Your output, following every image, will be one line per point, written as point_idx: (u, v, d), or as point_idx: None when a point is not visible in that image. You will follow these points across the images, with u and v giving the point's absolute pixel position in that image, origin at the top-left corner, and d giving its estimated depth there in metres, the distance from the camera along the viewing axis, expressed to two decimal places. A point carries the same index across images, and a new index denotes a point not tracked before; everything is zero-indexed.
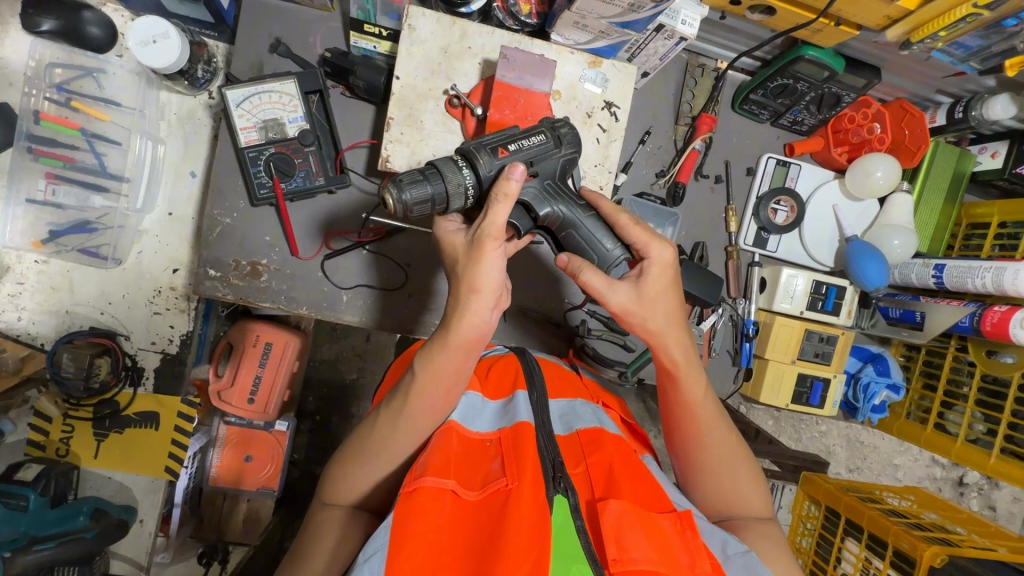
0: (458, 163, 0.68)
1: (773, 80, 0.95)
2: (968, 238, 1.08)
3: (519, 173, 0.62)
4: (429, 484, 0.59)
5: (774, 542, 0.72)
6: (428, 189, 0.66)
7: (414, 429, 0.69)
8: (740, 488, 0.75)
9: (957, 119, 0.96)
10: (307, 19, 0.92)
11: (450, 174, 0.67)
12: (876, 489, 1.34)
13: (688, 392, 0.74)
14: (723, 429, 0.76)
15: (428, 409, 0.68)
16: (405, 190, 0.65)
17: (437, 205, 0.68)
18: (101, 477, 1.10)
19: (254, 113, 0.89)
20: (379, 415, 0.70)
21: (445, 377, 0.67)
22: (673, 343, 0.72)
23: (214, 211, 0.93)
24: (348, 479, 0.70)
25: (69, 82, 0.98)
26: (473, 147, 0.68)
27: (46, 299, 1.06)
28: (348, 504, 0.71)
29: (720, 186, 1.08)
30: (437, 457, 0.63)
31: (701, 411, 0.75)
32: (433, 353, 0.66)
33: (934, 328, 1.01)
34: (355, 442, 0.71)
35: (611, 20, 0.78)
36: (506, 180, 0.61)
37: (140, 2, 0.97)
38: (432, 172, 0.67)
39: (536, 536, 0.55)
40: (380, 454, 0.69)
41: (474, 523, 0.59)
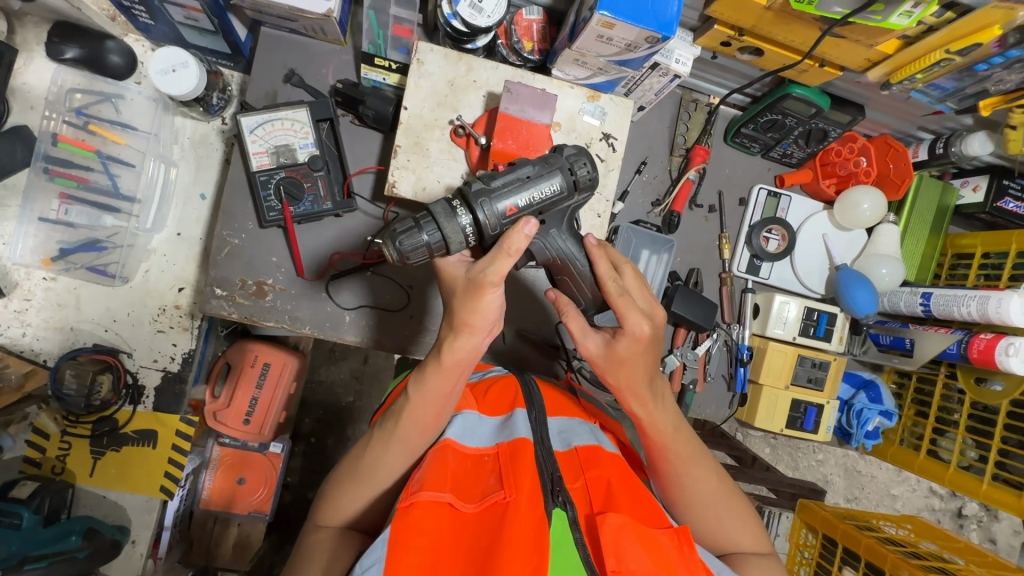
0: (455, 209, 0.70)
1: (763, 115, 1.00)
2: (954, 268, 1.12)
3: (532, 227, 0.65)
4: (426, 498, 0.61)
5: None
6: (424, 238, 0.69)
7: (409, 447, 0.70)
8: (728, 524, 0.75)
9: (938, 155, 1.01)
10: (320, 52, 0.97)
11: (448, 223, 0.69)
12: (873, 518, 1.34)
13: (661, 439, 0.75)
14: (704, 467, 0.76)
15: (421, 428, 0.69)
16: (402, 244, 0.69)
17: (436, 250, 0.70)
18: (95, 496, 1.09)
19: (267, 138, 0.93)
20: (373, 434, 0.71)
21: (438, 399, 0.69)
22: (636, 400, 0.74)
23: (224, 232, 0.96)
24: (342, 499, 0.71)
25: (88, 107, 1.03)
26: (472, 192, 0.70)
27: (52, 316, 1.07)
28: (340, 524, 0.71)
29: (714, 215, 1.12)
30: (434, 472, 0.64)
31: (677, 456, 0.75)
32: (426, 374, 0.68)
33: (923, 356, 1.04)
34: (349, 462, 0.72)
35: (609, 58, 0.83)
36: (518, 236, 0.64)
37: (162, 34, 1.02)
38: (427, 220, 0.70)
39: (536, 547, 0.56)
40: (375, 473, 0.70)
41: (472, 534, 0.60)
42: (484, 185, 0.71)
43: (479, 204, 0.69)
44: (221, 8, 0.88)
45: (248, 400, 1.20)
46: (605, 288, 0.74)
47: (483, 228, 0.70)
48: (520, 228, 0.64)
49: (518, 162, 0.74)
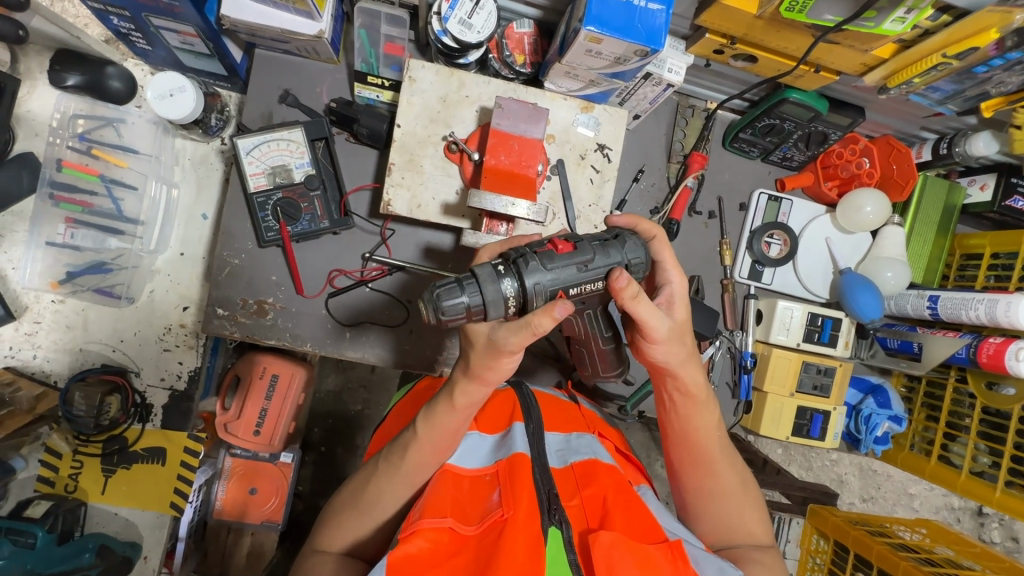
0: (501, 274, 0.64)
1: (761, 120, 0.99)
2: (963, 268, 1.09)
3: (564, 312, 0.61)
4: (426, 525, 0.61)
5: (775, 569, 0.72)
6: (465, 300, 0.63)
7: (413, 476, 0.70)
8: (749, 522, 0.75)
9: (941, 155, 0.99)
10: (315, 71, 0.98)
11: (492, 287, 0.64)
12: (887, 522, 1.32)
13: (698, 428, 0.74)
14: (732, 462, 0.76)
15: (425, 461, 0.69)
16: (443, 304, 0.63)
17: (474, 314, 0.64)
18: (107, 513, 1.11)
19: (264, 159, 0.94)
20: (379, 465, 0.71)
21: (445, 434, 0.68)
22: (681, 391, 0.73)
23: (224, 252, 0.97)
24: (341, 525, 0.71)
25: (91, 131, 1.04)
26: (521, 259, 0.65)
27: (62, 338, 1.10)
28: (339, 550, 0.71)
29: (714, 221, 1.10)
30: (432, 497, 0.65)
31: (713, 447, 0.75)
32: (436, 409, 0.68)
33: (932, 360, 1.02)
34: (354, 488, 0.73)
35: (600, 71, 0.83)
36: (549, 318, 0.60)
37: (160, 58, 1.03)
38: (472, 281, 0.64)
39: (530, 564, 0.56)
40: (377, 501, 0.70)
41: (469, 555, 0.59)
42: (539, 263, 0.65)
43: (527, 274, 0.64)
44: (215, 32, 0.89)
45: (258, 412, 1.21)
46: (617, 293, 0.64)
47: (527, 297, 0.65)
48: (552, 312, 0.60)
49: (577, 240, 0.68)
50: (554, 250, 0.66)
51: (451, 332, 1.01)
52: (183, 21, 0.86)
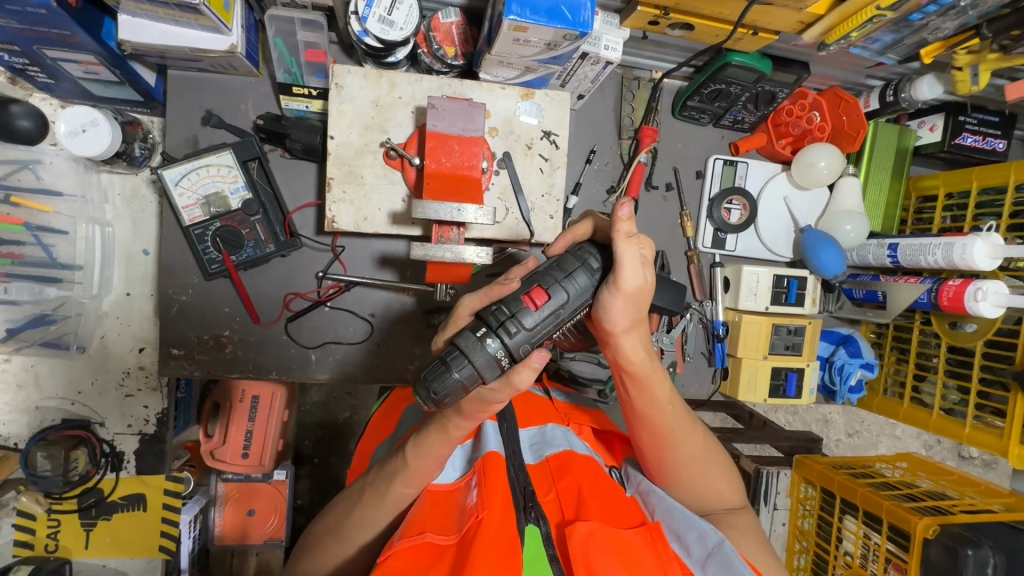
0: (483, 341, 0.60)
1: (707, 86, 0.97)
2: (920, 211, 1.10)
3: (542, 359, 0.59)
4: (414, 548, 0.59)
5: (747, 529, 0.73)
6: (455, 380, 0.58)
7: (399, 505, 0.67)
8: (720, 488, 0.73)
9: (889, 102, 0.98)
10: (236, 86, 0.92)
11: (477, 354, 0.59)
12: (871, 461, 1.36)
13: (661, 408, 0.68)
14: (701, 436, 0.72)
15: (412, 488, 0.66)
16: (438, 392, 0.58)
17: (470, 388, 0.60)
18: (95, 567, 1.10)
19: (195, 189, 0.89)
20: (364, 493, 0.68)
21: (436, 463, 0.65)
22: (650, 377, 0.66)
23: (170, 290, 0.92)
24: (324, 551, 0.70)
25: (5, 177, 0.94)
26: (498, 319, 0.60)
27: (14, 398, 1.04)
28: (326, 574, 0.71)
29: (672, 193, 1.09)
30: (416, 521, 0.63)
31: (676, 431, 0.69)
32: (425, 441, 0.63)
33: (896, 306, 1.03)
34: (335, 515, 0.70)
35: (534, 58, 0.79)
36: (528, 370, 0.58)
37: (67, 90, 0.96)
38: (455, 355, 0.59)
39: (505, 562, 0.54)
40: (361, 528, 0.68)
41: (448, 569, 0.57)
42: (519, 324, 0.60)
43: (509, 335, 0.60)
44: (119, 58, 0.82)
45: (244, 434, 1.19)
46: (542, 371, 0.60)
47: (520, 354, 0.60)
48: (531, 364, 0.58)
49: (549, 283, 0.62)
50: (530, 305, 0.61)
51: (419, 340, 0.99)
52: (81, 50, 0.79)
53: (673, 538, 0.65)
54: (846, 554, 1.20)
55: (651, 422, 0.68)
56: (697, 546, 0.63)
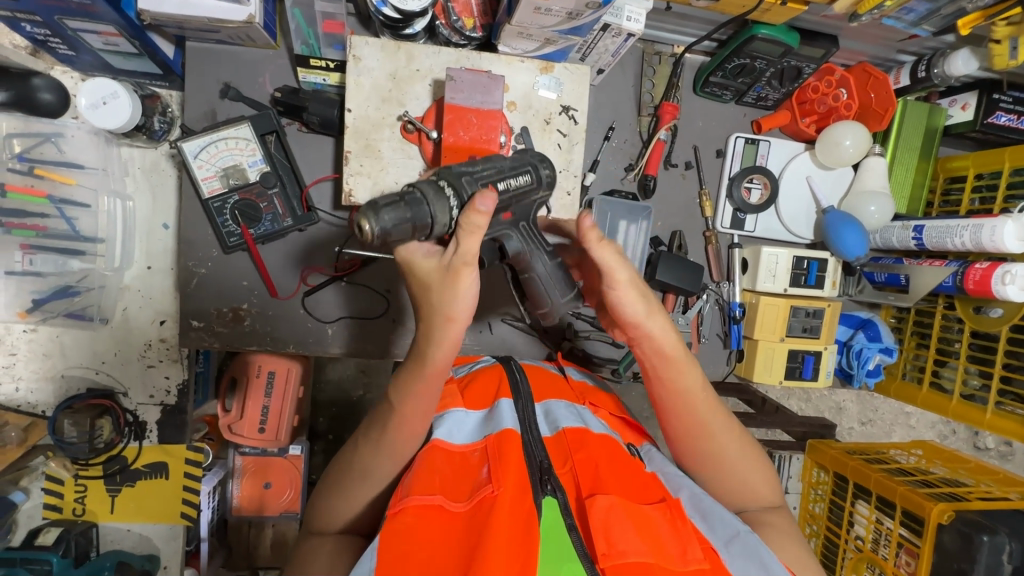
0: (442, 188, 0.60)
1: (730, 61, 0.94)
2: (947, 192, 1.07)
3: (490, 202, 0.56)
4: (416, 502, 0.59)
5: (783, 530, 0.70)
6: (407, 211, 0.57)
7: (399, 448, 0.67)
8: (752, 484, 0.71)
9: (920, 78, 0.96)
10: (254, 59, 0.92)
11: (440, 210, 0.60)
12: (884, 448, 1.35)
13: (682, 395, 0.69)
14: (737, 434, 0.71)
15: (410, 432, 0.66)
16: (382, 214, 0.56)
17: (421, 232, 0.59)
18: (120, 531, 1.14)
19: (214, 161, 0.89)
20: (365, 440, 0.68)
21: (427, 399, 0.65)
22: (668, 367, 0.67)
23: (189, 263, 0.94)
24: (330, 507, 0.69)
25: (30, 150, 0.96)
26: (452, 174, 0.62)
27: (41, 367, 1.07)
28: (337, 529, 0.70)
29: (691, 172, 1.07)
30: (419, 477, 0.63)
31: (707, 422, 0.69)
32: (411, 375, 0.63)
33: (920, 290, 1.01)
34: (338, 467, 0.70)
35: (554, 29, 0.78)
36: (475, 214, 0.55)
37: (86, 63, 0.96)
38: (415, 197, 0.59)
39: (521, 539, 0.55)
40: (365, 477, 0.68)
41: (462, 533, 0.58)
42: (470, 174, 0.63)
43: (461, 179, 0.62)
44: (139, 29, 0.82)
45: (259, 410, 1.21)
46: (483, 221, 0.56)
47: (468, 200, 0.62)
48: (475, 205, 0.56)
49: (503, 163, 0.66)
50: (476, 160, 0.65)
51: None
52: (101, 21, 0.79)
53: (696, 516, 0.62)
54: (857, 538, 1.20)
55: (668, 412, 0.70)
56: (721, 526, 0.61)
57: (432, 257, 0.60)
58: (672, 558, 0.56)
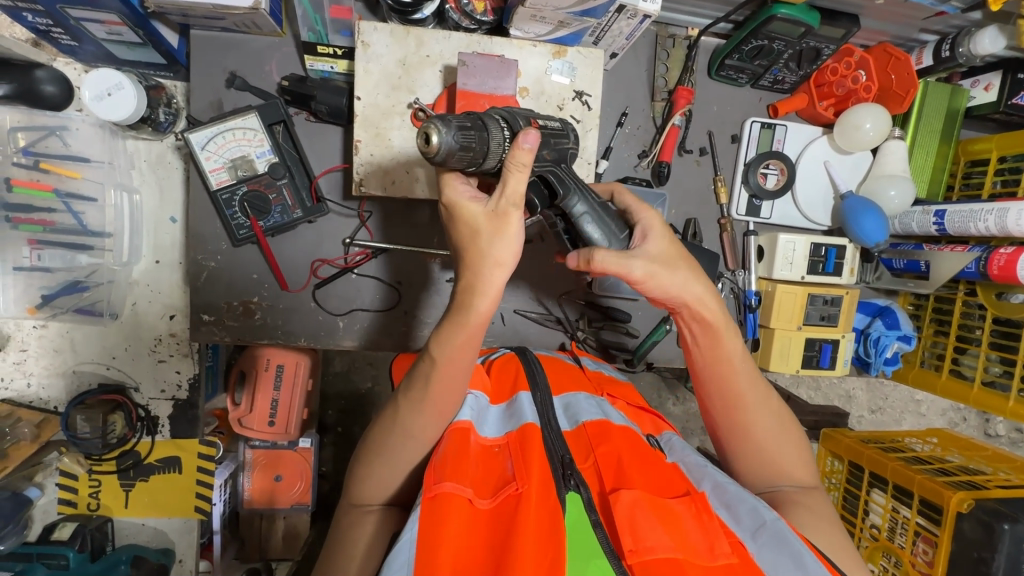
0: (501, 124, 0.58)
1: (748, 43, 0.92)
2: (968, 176, 1.04)
3: (535, 139, 0.53)
4: (447, 489, 0.57)
5: (818, 508, 0.69)
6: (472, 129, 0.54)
7: (441, 406, 0.64)
8: (790, 461, 0.72)
9: (943, 58, 0.93)
10: (259, 47, 0.90)
11: (495, 141, 0.56)
12: (899, 436, 1.34)
13: (724, 362, 0.72)
14: (778, 408, 0.73)
15: (451, 392, 0.63)
16: (450, 125, 0.52)
17: (476, 157, 0.55)
18: (135, 525, 1.15)
19: (221, 153, 0.88)
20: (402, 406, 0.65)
21: (462, 359, 0.62)
22: (707, 334, 0.71)
23: (198, 256, 0.92)
24: (376, 478, 0.66)
25: (34, 144, 0.94)
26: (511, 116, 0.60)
27: (51, 363, 1.07)
28: (384, 502, 0.67)
29: (706, 158, 1.05)
30: (445, 461, 0.60)
31: (749, 390, 0.72)
32: (449, 331, 0.60)
33: (940, 277, 0.99)
34: (376, 434, 0.67)
35: (568, 10, 0.76)
36: (522, 150, 0.53)
37: (89, 53, 0.94)
38: (480, 122, 0.56)
39: (548, 536, 0.53)
40: (403, 448, 0.65)
41: (487, 533, 0.56)
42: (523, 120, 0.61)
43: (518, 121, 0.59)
44: (143, 17, 0.80)
45: (269, 403, 1.20)
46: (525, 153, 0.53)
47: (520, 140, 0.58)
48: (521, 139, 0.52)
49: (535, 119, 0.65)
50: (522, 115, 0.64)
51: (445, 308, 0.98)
52: (105, 9, 0.77)
53: (721, 506, 0.61)
54: (873, 527, 1.19)
55: (709, 382, 0.73)
56: (748, 516, 0.59)
57: (478, 203, 0.57)
58: (699, 552, 0.55)
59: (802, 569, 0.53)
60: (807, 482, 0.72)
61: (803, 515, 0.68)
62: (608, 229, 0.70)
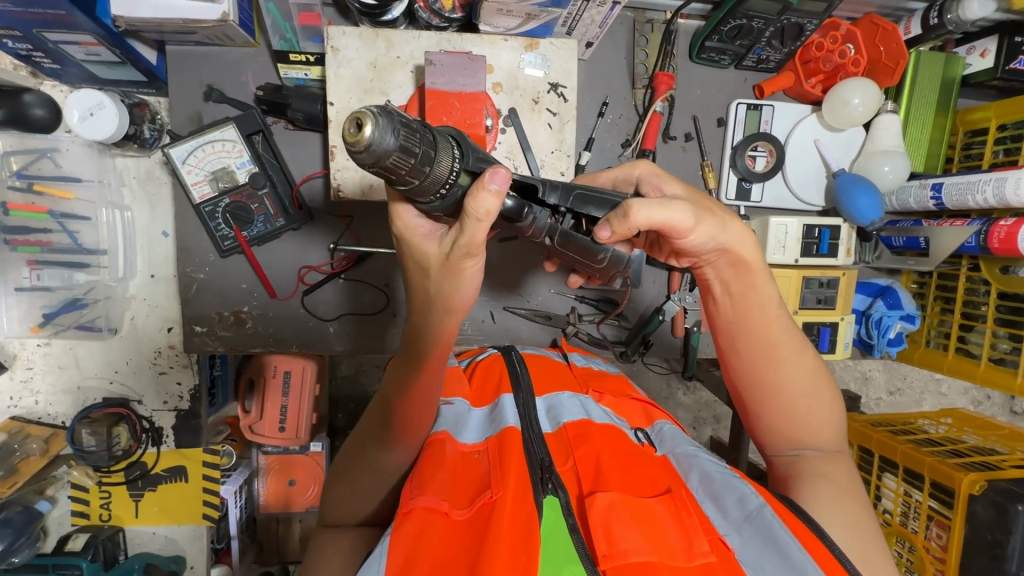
0: (451, 148, 0.50)
1: (726, 23, 0.90)
2: (969, 147, 1.00)
3: (504, 180, 0.46)
4: (418, 505, 0.57)
5: (840, 474, 0.65)
6: (418, 143, 0.45)
7: (409, 435, 0.65)
8: (818, 433, 0.67)
9: (932, 26, 0.90)
10: (235, 59, 0.90)
11: (443, 161, 0.49)
12: (912, 418, 1.30)
13: (757, 315, 0.65)
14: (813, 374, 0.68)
15: (422, 416, 0.65)
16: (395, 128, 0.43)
17: (412, 175, 0.46)
18: (145, 533, 1.18)
19: (202, 165, 0.89)
20: (370, 431, 0.65)
21: (429, 386, 0.63)
22: (742, 282, 0.64)
23: (187, 269, 0.94)
24: (345, 502, 0.68)
25: (27, 167, 0.98)
26: (466, 142, 0.53)
27: (57, 379, 1.09)
28: (360, 520, 0.70)
29: (691, 144, 1.03)
30: (423, 474, 0.61)
31: (783, 347, 0.66)
32: (413, 363, 0.61)
33: (941, 253, 0.96)
34: (343, 462, 0.68)
35: (533, 2, 0.75)
36: (486, 195, 0.45)
37: (73, 75, 0.96)
38: (430, 138, 0.48)
39: (520, 543, 0.52)
40: (378, 469, 0.66)
41: (461, 540, 0.55)
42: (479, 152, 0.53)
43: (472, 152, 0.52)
44: (118, 36, 0.81)
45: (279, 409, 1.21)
46: (485, 194, 0.46)
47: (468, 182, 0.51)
48: (488, 181, 0.45)
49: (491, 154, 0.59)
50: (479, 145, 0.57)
51: None
52: (79, 31, 0.78)
53: (708, 500, 0.61)
54: (885, 512, 1.16)
55: (742, 338, 0.66)
56: (735, 508, 0.58)
57: (434, 241, 0.53)
58: (676, 553, 0.54)
59: (785, 560, 0.52)
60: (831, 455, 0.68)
61: (821, 484, 0.64)
62: (603, 194, 0.59)
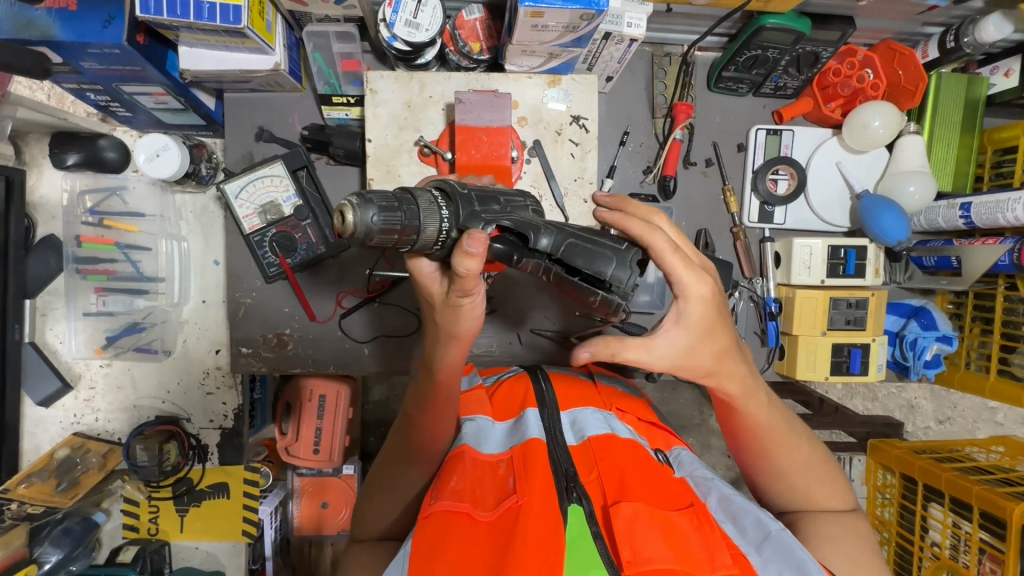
0: (435, 204, 0.56)
1: (742, 54, 0.93)
2: (999, 166, 0.99)
3: (481, 244, 0.52)
4: (443, 507, 0.60)
5: (849, 534, 0.68)
6: (398, 212, 0.52)
7: (427, 451, 0.71)
8: (815, 493, 0.70)
9: (950, 50, 0.92)
10: (284, 103, 0.99)
11: (431, 226, 0.55)
12: (959, 446, 1.24)
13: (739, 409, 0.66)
14: (804, 442, 0.70)
15: (439, 433, 0.71)
16: (370, 205, 0.51)
17: (405, 238, 0.54)
18: (189, 548, 1.24)
19: (252, 199, 0.97)
20: (397, 446, 0.73)
21: (444, 405, 0.69)
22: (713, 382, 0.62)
23: (237, 294, 1.01)
24: (370, 514, 0.74)
25: (99, 204, 1.11)
26: (454, 193, 0.58)
27: (115, 398, 1.18)
28: (378, 534, 0.74)
29: (712, 169, 1.05)
30: (449, 484, 0.64)
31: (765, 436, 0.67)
32: (431, 384, 0.68)
33: (974, 272, 0.94)
34: (378, 477, 0.74)
35: (553, 43, 0.81)
36: (469, 259, 0.52)
37: (142, 121, 1.08)
38: (411, 201, 0.55)
39: (545, 545, 0.54)
40: (400, 480, 0.72)
41: (489, 541, 0.57)
42: (469, 203, 0.58)
43: (462, 203, 0.57)
44: (183, 86, 0.91)
45: (314, 431, 1.26)
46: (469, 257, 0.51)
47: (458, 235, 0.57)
48: (465, 249, 0.51)
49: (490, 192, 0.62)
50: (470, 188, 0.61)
51: None
52: (151, 83, 0.88)
53: (727, 521, 0.62)
54: (934, 545, 1.08)
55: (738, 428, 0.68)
56: (753, 529, 0.61)
57: (438, 282, 0.59)
58: (700, 564, 0.55)
59: None
60: (835, 508, 0.70)
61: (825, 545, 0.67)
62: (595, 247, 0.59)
